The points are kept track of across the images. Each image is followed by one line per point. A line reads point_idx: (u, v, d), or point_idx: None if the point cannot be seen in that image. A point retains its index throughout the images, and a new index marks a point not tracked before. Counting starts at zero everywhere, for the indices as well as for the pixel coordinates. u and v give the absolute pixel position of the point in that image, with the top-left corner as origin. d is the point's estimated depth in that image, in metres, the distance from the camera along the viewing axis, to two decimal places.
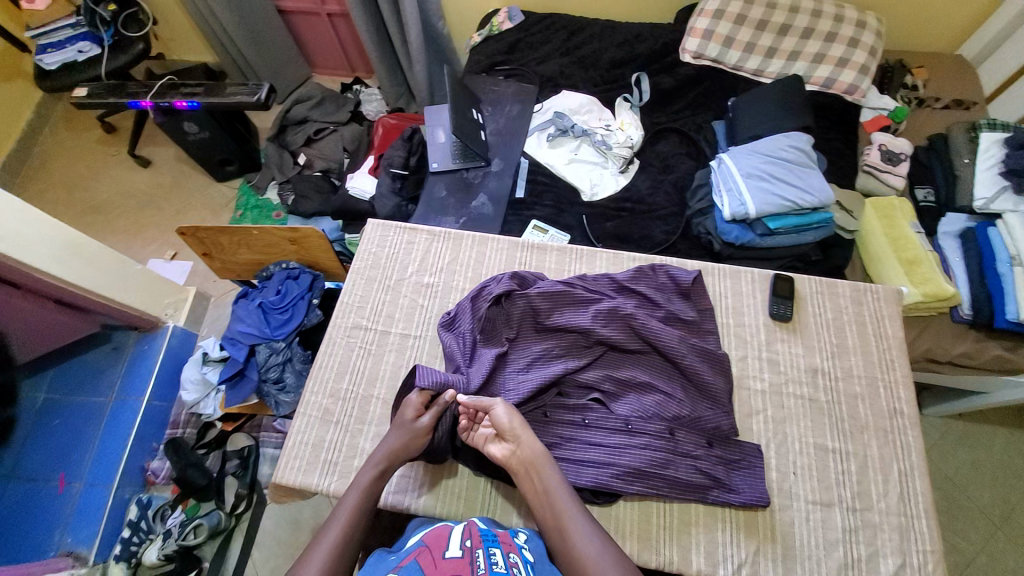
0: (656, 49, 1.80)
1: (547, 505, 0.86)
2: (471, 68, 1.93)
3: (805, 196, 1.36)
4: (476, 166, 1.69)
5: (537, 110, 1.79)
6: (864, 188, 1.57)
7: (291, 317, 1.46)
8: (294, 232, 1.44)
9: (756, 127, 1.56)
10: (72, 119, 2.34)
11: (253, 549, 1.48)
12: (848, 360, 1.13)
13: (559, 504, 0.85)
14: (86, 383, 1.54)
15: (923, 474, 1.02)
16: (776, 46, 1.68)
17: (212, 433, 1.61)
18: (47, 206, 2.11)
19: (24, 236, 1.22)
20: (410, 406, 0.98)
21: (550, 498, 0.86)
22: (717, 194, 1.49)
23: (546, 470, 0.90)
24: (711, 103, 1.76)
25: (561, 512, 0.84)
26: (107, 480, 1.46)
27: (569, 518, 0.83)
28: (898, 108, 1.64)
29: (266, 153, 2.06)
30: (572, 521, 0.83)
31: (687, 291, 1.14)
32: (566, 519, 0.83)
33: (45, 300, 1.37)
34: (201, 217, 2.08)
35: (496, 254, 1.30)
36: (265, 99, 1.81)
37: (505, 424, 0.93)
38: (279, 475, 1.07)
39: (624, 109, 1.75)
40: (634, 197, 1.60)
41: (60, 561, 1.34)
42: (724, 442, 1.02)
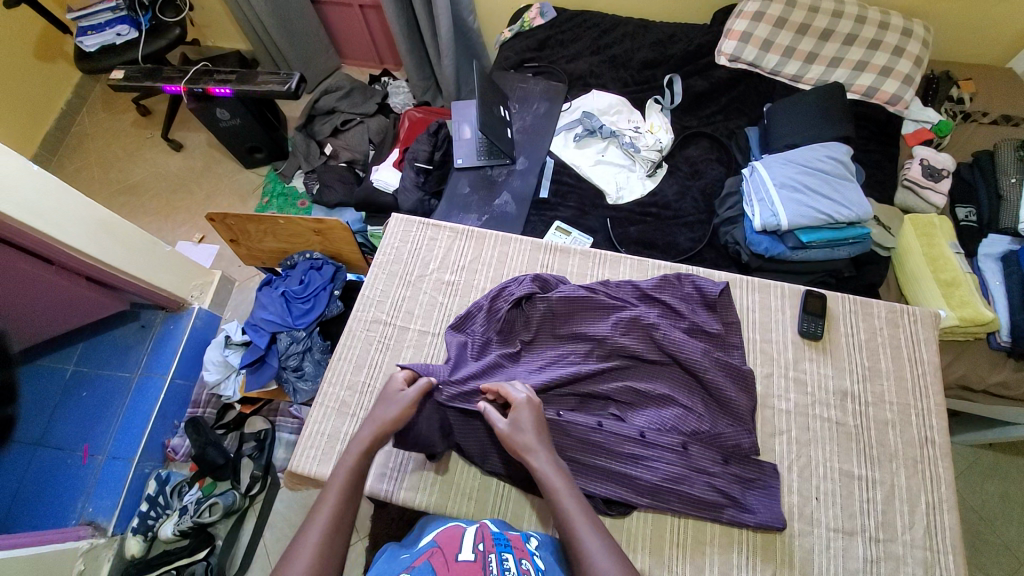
0: (690, 50, 1.76)
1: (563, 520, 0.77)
2: (500, 64, 1.92)
3: (842, 210, 1.31)
4: (501, 164, 1.68)
5: (566, 109, 1.76)
6: (903, 205, 1.51)
7: (312, 307, 1.47)
8: (319, 223, 1.45)
9: (792, 136, 1.50)
10: (109, 101, 2.40)
11: (265, 531, 1.51)
12: (879, 384, 1.08)
13: (576, 519, 0.76)
14: (113, 359, 1.59)
15: (952, 508, 0.98)
16: (816, 51, 1.62)
17: (230, 415, 1.66)
18: (83, 185, 2.18)
19: (59, 214, 1.26)
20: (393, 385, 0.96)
21: (566, 512, 0.77)
22: (748, 204, 1.45)
23: (564, 480, 0.82)
24: (745, 108, 1.70)
25: (577, 527, 0.76)
26: (128, 454, 1.49)
27: (586, 534, 0.75)
28: (944, 121, 1.56)
29: (294, 142, 2.08)
30: (590, 539, 0.74)
31: (713, 303, 1.11)
32: (582, 536, 0.75)
33: (76, 277, 1.40)
34: (228, 203, 2.12)
35: (518, 255, 1.29)
36: (295, 89, 1.83)
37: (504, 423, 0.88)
38: (294, 463, 1.08)
39: (654, 111, 1.71)
40: (660, 202, 1.57)
41: (80, 529, 1.37)
42: (746, 461, 0.99)
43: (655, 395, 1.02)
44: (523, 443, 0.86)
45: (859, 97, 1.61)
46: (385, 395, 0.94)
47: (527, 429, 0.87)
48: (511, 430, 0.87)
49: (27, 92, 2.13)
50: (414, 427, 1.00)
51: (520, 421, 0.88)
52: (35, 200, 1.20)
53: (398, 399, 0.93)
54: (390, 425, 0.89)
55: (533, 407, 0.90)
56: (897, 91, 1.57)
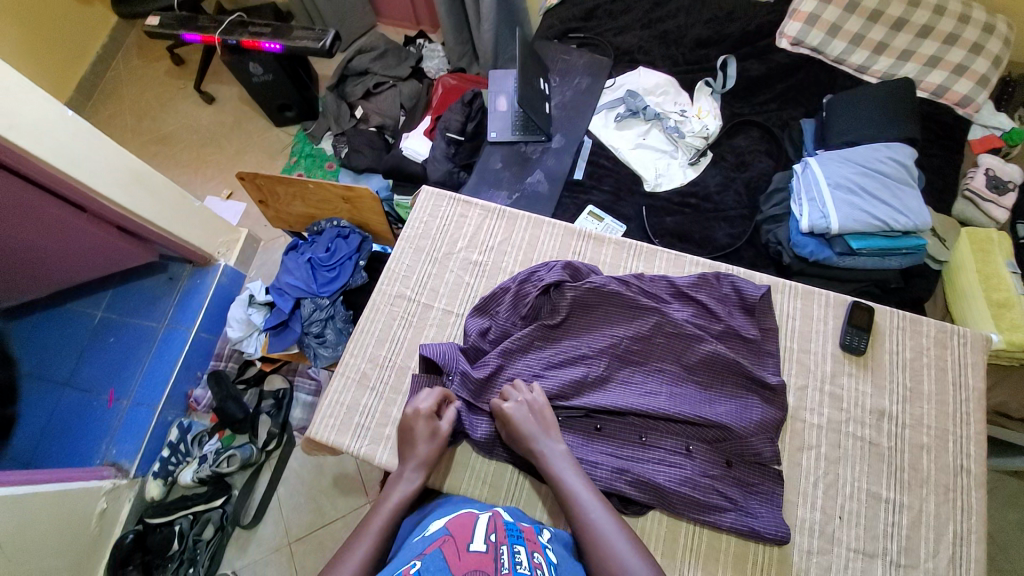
0: (749, 30, 1.63)
1: (570, 499, 0.84)
2: (544, 33, 1.82)
3: (898, 217, 1.23)
4: (537, 141, 1.61)
5: (609, 86, 1.67)
6: (960, 216, 1.40)
7: (337, 276, 1.46)
8: (348, 191, 1.42)
9: (851, 132, 1.39)
10: (144, 47, 2.38)
11: (279, 487, 1.55)
12: (918, 407, 1.03)
13: (581, 498, 0.83)
14: (141, 307, 1.62)
15: (980, 540, 0.94)
16: (887, 42, 1.49)
17: (251, 370, 1.67)
18: (117, 132, 2.18)
19: (92, 162, 1.26)
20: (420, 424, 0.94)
21: (570, 490, 0.85)
22: (796, 202, 1.36)
23: (568, 462, 0.89)
24: (803, 98, 1.58)
25: (582, 504, 0.83)
26: (152, 401, 1.53)
27: (593, 512, 0.82)
28: (1016, 129, 1.42)
29: (325, 103, 2.04)
30: (596, 515, 0.81)
31: (751, 307, 1.06)
32: (589, 512, 0.82)
33: (109, 226, 1.42)
34: (258, 161, 2.10)
35: (550, 240, 1.24)
36: (329, 47, 1.77)
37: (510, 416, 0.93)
38: (313, 430, 1.09)
39: (704, 95, 1.61)
40: (700, 193, 1.49)
41: (104, 470, 1.42)
42: (769, 473, 0.95)
43: (667, 413, 0.96)
44: (527, 431, 0.91)
45: (926, 96, 1.48)
46: (417, 434, 0.94)
47: (527, 418, 0.93)
48: (512, 419, 0.92)
49: (65, 34, 2.12)
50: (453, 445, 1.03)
51: (519, 411, 0.93)
52: (70, 147, 1.21)
53: (434, 436, 0.95)
54: (428, 467, 0.92)
55: (534, 399, 0.95)
56: (970, 92, 1.44)
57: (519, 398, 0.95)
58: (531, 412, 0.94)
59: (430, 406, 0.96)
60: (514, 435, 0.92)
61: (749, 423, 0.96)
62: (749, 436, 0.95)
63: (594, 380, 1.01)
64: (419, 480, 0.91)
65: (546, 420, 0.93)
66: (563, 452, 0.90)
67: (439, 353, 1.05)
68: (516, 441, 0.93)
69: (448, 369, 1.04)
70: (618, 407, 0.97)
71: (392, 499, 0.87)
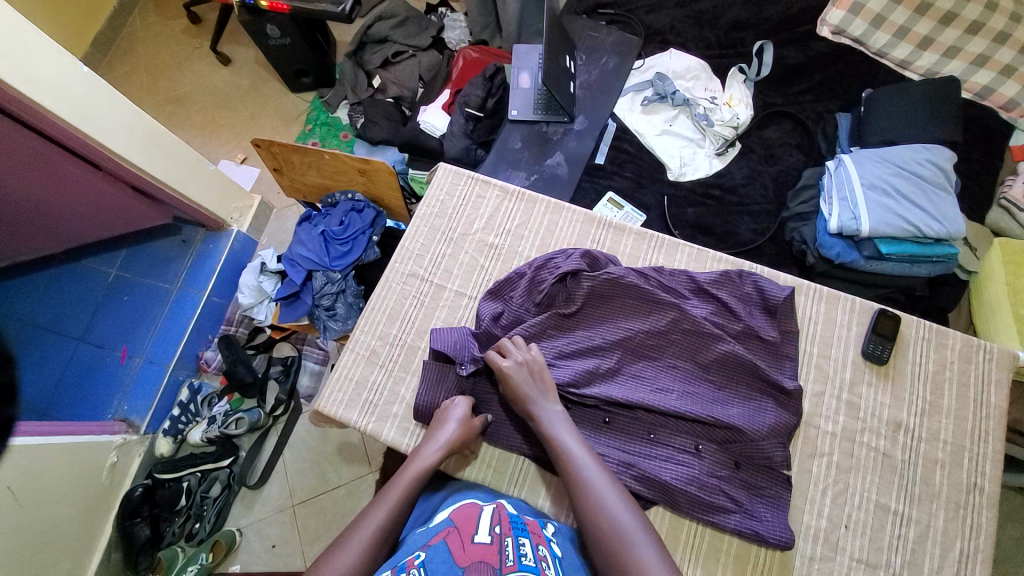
0: (789, 15, 1.55)
1: (567, 459, 0.84)
2: (572, 7, 1.74)
3: (932, 223, 1.18)
4: (559, 121, 1.55)
5: (637, 67, 1.60)
6: (993, 225, 1.33)
7: (350, 250, 1.44)
8: (365, 163, 1.39)
9: (890, 130, 1.33)
10: (161, 3, 2.32)
11: (285, 452, 1.57)
12: (936, 420, 1.00)
13: (579, 458, 0.84)
14: (155, 268, 1.62)
15: (986, 558, 0.93)
16: (935, 36, 1.40)
17: (260, 338, 1.67)
18: (133, 90, 2.15)
19: (107, 119, 1.24)
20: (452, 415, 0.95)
21: (566, 451, 0.85)
22: (826, 201, 1.30)
23: (564, 424, 0.89)
24: (841, 90, 1.50)
25: (578, 464, 0.84)
26: (164, 360, 1.56)
27: (590, 474, 0.82)
28: None
29: (342, 70, 1.98)
30: (592, 476, 0.82)
31: (774, 308, 1.02)
32: (585, 473, 0.82)
33: (123, 186, 1.40)
34: (272, 127, 2.06)
35: (569, 225, 1.21)
36: (349, 12, 1.71)
37: (510, 373, 0.93)
38: (320, 402, 1.09)
39: (737, 82, 1.53)
40: (726, 185, 1.44)
41: (115, 424, 1.45)
42: (776, 476, 0.94)
43: (677, 411, 0.94)
44: (524, 391, 0.92)
45: (970, 97, 1.42)
46: (451, 414, 0.96)
47: (525, 378, 0.93)
48: (509, 378, 0.93)
49: None
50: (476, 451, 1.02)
51: (517, 371, 0.93)
52: (84, 103, 1.18)
53: (464, 420, 0.95)
54: (453, 445, 0.92)
55: (532, 359, 0.95)
56: (1018, 94, 1.37)
57: (518, 356, 0.96)
58: (529, 370, 0.94)
59: (463, 407, 0.96)
60: (512, 395, 0.93)
61: (762, 427, 0.94)
62: (760, 439, 0.93)
63: (604, 373, 0.99)
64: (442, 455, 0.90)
65: (543, 383, 0.94)
66: (559, 415, 0.91)
67: (449, 344, 1.03)
68: (513, 400, 0.93)
69: (457, 362, 1.02)
70: (629, 401, 0.95)
71: (409, 475, 0.86)
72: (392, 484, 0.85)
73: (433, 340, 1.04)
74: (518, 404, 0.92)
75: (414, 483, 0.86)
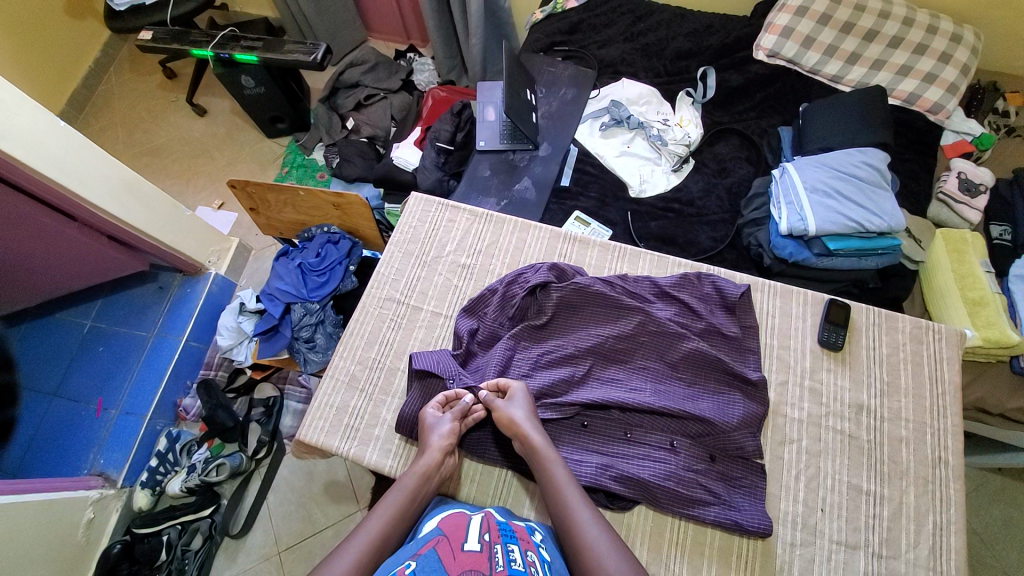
0: (728, 42, 1.69)
1: (548, 481, 0.87)
2: (529, 47, 1.87)
3: (873, 218, 1.26)
4: (524, 149, 1.65)
5: (593, 97, 1.72)
6: (935, 218, 1.44)
7: (328, 281, 1.48)
8: (339, 197, 1.45)
9: (825, 139, 1.45)
10: (136, 61, 2.41)
11: (268, 496, 1.54)
12: (896, 401, 1.06)
13: (565, 496, 0.84)
14: (131, 317, 1.62)
15: (960, 531, 0.96)
16: (859, 52, 1.55)
17: (240, 379, 1.67)
18: (109, 144, 2.20)
19: (84, 171, 1.27)
20: (427, 414, 0.97)
21: (550, 476, 0.87)
22: (775, 206, 1.40)
23: (549, 448, 0.90)
24: (780, 107, 1.63)
25: (559, 490, 0.85)
26: (141, 410, 1.52)
27: (578, 515, 0.82)
28: (985, 134, 1.49)
29: (316, 114, 2.07)
30: (567, 495, 0.84)
31: (732, 305, 1.09)
32: (561, 493, 0.85)
33: (100, 236, 1.43)
34: (249, 171, 2.12)
35: (537, 242, 1.27)
36: (320, 60, 1.81)
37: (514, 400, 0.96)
38: (302, 432, 1.09)
39: (685, 104, 1.65)
40: (684, 198, 1.53)
41: (91, 479, 1.40)
42: (751, 466, 0.98)
43: (651, 409, 0.98)
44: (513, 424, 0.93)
45: (899, 103, 1.54)
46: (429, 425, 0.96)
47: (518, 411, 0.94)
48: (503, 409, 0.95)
49: (57, 49, 2.15)
50: (461, 469, 1.03)
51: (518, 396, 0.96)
52: (62, 158, 1.22)
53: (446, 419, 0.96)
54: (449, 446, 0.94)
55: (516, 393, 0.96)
56: (940, 99, 1.50)
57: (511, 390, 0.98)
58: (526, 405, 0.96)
59: (436, 407, 0.98)
60: (501, 423, 0.94)
61: (732, 418, 0.98)
62: (732, 431, 0.97)
63: (580, 380, 1.03)
64: (437, 456, 0.92)
65: (534, 415, 0.95)
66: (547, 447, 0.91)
67: (431, 363, 1.04)
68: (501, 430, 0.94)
69: (447, 379, 1.04)
70: (603, 402, 0.98)
71: (396, 495, 0.87)
72: (382, 504, 0.86)
73: (414, 361, 1.04)
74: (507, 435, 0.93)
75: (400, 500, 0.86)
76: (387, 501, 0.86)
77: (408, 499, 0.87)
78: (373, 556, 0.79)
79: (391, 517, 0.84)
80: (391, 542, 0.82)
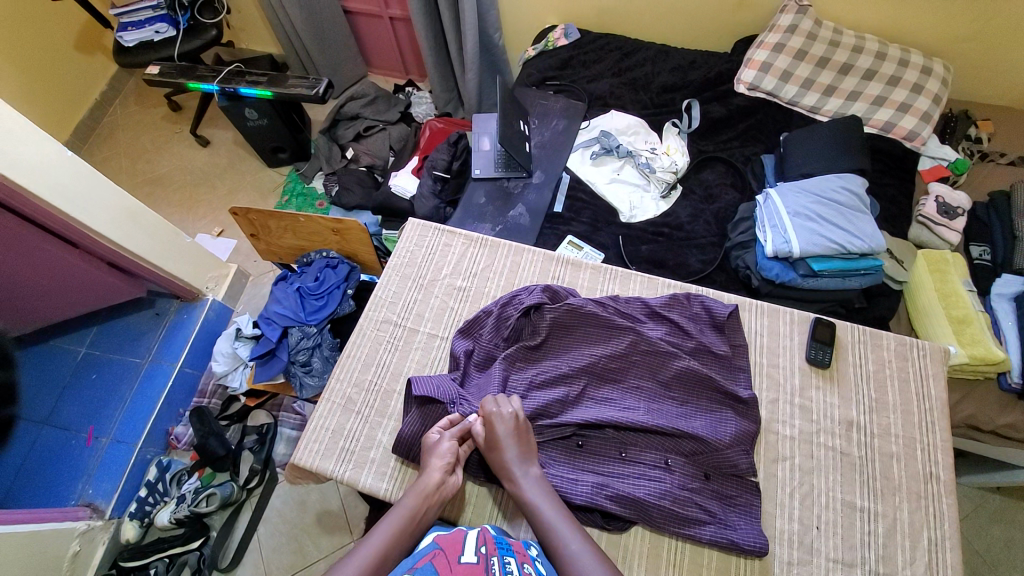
0: (710, 76, 1.79)
1: (536, 515, 0.87)
2: (523, 81, 1.96)
3: (854, 240, 1.31)
4: (518, 176, 1.71)
5: (584, 127, 1.80)
6: (916, 240, 1.49)
7: (325, 304, 1.50)
8: (338, 223, 1.49)
9: (806, 165, 1.52)
10: (142, 95, 2.49)
11: (259, 527, 1.51)
12: (885, 417, 1.07)
13: (553, 523, 0.85)
14: (126, 343, 1.62)
15: (955, 547, 0.96)
16: (835, 85, 1.64)
17: (235, 407, 1.66)
18: (111, 173, 2.26)
19: (86, 198, 1.31)
20: (433, 432, 0.99)
21: (537, 508, 0.87)
22: (760, 229, 1.45)
23: (535, 483, 0.91)
24: (761, 136, 1.72)
25: (547, 520, 0.86)
26: (132, 438, 1.50)
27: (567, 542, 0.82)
28: (960, 159, 1.56)
29: (317, 145, 2.14)
30: (557, 528, 0.84)
31: (721, 324, 1.12)
32: (550, 526, 0.85)
33: (99, 262, 1.45)
34: (249, 199, 2.17)
35: (530, 265, 1.31)
36: (322, 94, 1.89)
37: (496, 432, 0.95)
38: (298, 456, 1.09)
39: (671, 134, 1.73)
40: (673, 223, 1.58)
41: (79, 510, 1.37)
42: (745, 484, 0.98)
43: (645, 426, 0.99)
44: (505, 447, 0.94)
45: (876, 131, 1.62)
46: (440, 450, 0.96)
47: (508, 436, 0.94)
48: (493, 438, 0.95)
49: (66, 83, 2.24)
50: (460, 494, 1.02)
51: (502, 424, 0.95)
52: (66, 185, 1.26)
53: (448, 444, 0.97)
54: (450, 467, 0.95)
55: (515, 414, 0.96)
56: (914, 127, 1.58)
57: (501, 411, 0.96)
58: (515, 429, 0.95)
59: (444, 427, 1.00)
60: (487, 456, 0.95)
61: (724, 436, 0.99)
62: (725, 448, 0.98)
63: (574, 401, 1.04)
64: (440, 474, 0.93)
65: (528, 442, 0.95)
66: (537, 479, 0.92)
67: (432, 389, 1.04)
68: (491, 455, 0.95)
69: (447, 404, 1.04)
70: (597, 421, 1.00)
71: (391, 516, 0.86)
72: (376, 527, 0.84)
73: (413, 385, 1.05)
74: (495, 462, 0.94)
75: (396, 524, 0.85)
76: (384, 523, 0.85)
77: (407, 520, 0.86)
78: (374, 569, 0.79)
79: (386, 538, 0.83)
80: (392, 555, 0.82)
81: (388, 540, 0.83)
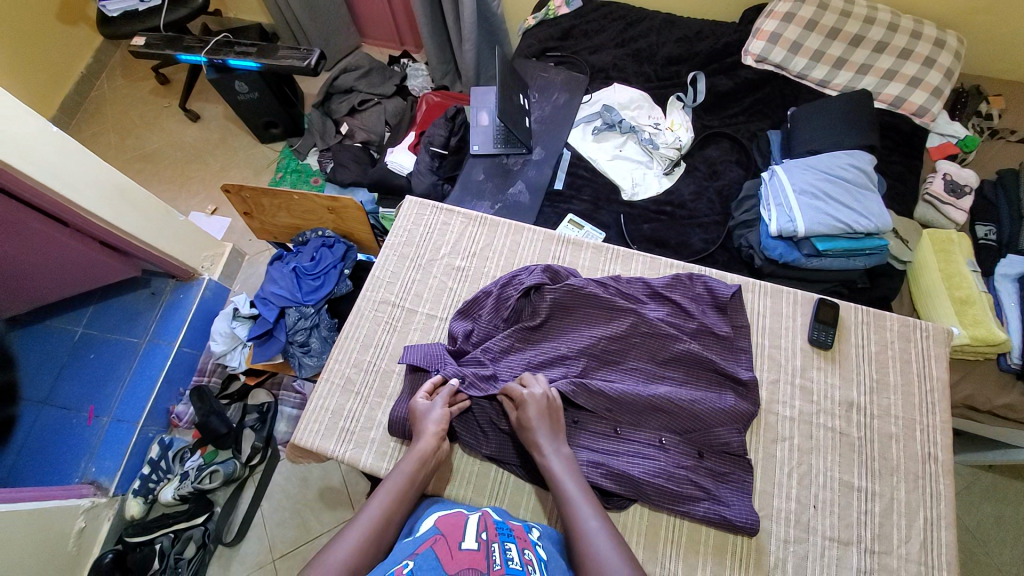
0: (716, 48, 1.72)
1: (559, 491, 0.86)
2: (522, 51, 1.89)
3: (860, 220, 1.29)
4: (517, 153, 1.66)
5: (586, 101, 1.74)
6: (922, 219, 1.47)
7: (322, 285, 1.48)
8: (334, 201, 1.45)
9: (813, 141, 1.48)
10: (129, 67, 2.40)
11: (262, 503, 1.53)
12: (885, 398, 1.07)
13: (575, 500, 0.84)
14: (123, 323, 1.61)
15: (950, 525, 0.97)
16: (845, 57, 1.59)
17: (235, 386, 1.66)
18: (100, 149, 2.19)
19: (75, 177, 1.27)
20: (418, 403, 0.99)
21: (560, 483, 0.87)
22: (765, 208, 1.42)
23: (559, 461, 0.90)
24: (768, 111, 1.66)
25: (570, 496, 0.85)
26: (133, 418, 1.50)
27: (587, 521, 0.81)
28: (969, 137, 1.52)
29: (310, 120, 2.08)
30: (578, 506, 0.83)
31: (723, 305, 1.10)
32: (573, 504, 0.83)
33: (92, 241, 1.42)
34: (242, 176, 2.12)
35: (530, 245, 1.28)
36: (314, 66, 1.81)
37: (528, 413, 0.93)
38: (297, 436, 1.09)
39: (675, 109, 1.68)
40: (675, 201, 1.54)
41: (82, 488, 1.38)
42: (740, 462, 0.99)
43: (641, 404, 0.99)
44: (534, 427, 0.92)
45: (885, 106, 1.57)
46: (421, 412, 0.97)
47: (540, 415, 0.93)
48: (526, 418, 0.94)
49: (49, 55, 2.15)
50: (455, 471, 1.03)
51: (535, 404, 0.94)
52: (54, 162, 1.22)
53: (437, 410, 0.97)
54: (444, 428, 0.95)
55: (551, 396, 0.96)
56: (925, 102, 1.53)
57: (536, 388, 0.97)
58: (542, 406, 0.94)
59: (425, 395, 1.00)
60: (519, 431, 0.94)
61: (725, 417, 0.99)
62: (725, 430, 0.98)
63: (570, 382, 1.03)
64: (435, 443, 0.93)
65: (557, 421, 0.95)
66: (564, 457, 0.90)
67: (419, 356, 1.07)
68: (523, 434, 0.94)
69: (430, 369, 1.05)
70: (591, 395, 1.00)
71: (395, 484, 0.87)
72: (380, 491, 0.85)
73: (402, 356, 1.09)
74: (525, 440, 0.93)
75: (400, 496, 0.86)
76: (384, 490, 0.85)
77: (406, 485, 0.87)
78: (373, 540, 0.79)
79: (386, 506, 0.83)
80: (393, 523, 0.83)
81: (388, 508, 0.83)
